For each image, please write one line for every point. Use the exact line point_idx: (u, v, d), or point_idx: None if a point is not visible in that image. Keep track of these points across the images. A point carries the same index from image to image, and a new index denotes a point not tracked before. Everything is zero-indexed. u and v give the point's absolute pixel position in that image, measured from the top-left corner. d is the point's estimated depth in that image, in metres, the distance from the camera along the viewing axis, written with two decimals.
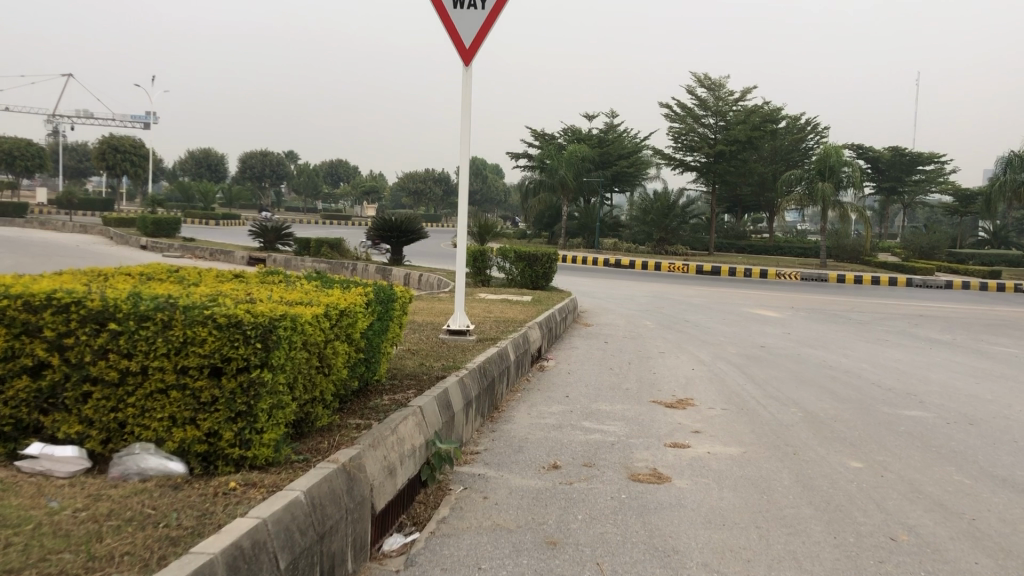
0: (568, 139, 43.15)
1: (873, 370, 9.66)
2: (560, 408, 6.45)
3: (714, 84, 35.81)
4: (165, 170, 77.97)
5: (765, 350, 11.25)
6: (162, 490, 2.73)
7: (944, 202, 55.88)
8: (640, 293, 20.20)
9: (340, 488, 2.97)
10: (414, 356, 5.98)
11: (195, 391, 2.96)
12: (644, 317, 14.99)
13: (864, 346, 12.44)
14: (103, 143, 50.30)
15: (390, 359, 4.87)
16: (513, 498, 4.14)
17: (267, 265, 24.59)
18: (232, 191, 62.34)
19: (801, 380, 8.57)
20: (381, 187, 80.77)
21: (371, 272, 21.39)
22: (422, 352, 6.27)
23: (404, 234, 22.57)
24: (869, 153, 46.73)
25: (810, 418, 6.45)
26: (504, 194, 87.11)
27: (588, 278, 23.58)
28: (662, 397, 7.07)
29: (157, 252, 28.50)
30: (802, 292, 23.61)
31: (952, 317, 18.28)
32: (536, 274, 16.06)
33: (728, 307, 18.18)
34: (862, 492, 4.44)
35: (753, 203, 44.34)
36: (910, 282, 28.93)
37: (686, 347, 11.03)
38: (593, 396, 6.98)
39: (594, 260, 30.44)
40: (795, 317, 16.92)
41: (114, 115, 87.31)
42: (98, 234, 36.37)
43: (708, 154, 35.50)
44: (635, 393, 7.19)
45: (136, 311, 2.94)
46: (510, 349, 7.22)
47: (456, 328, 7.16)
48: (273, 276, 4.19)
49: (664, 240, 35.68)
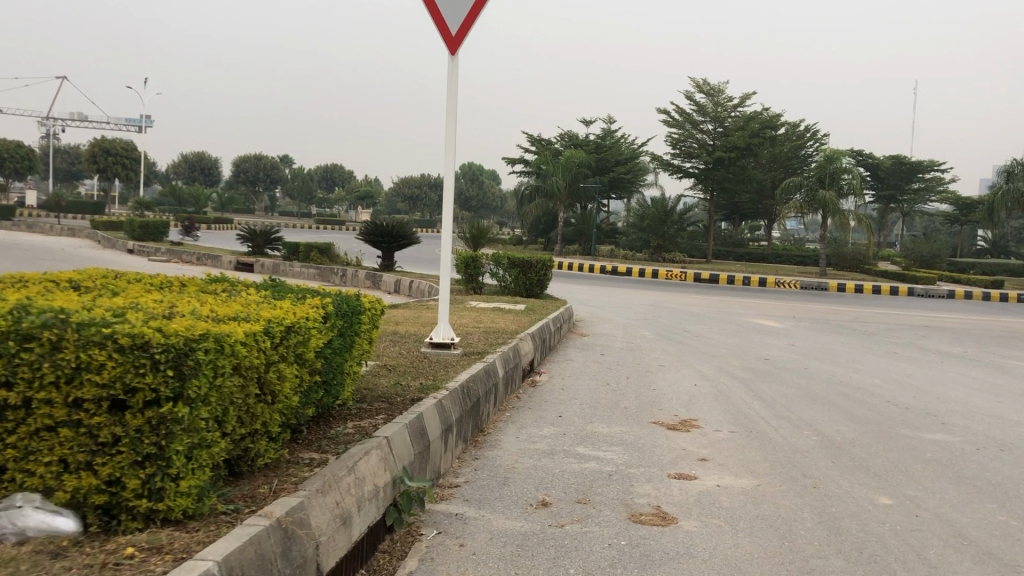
0: (564, 144, 42.65)
1: (886, 387, 9.08)
2: (551, 430, 5.85)
3: (712, 90, 35.34)
4: (158, 174, 77.41)
5: (770, 364, 10.66)
6: (35, 560, 2.13)
7: (942, 211, 55.48)
8: (637, 301, 19.64)
9: (272, 550, 2.39)
10: (390, 375, 5.37)
11: (92, 430, 2.37)
12: (642, 327, 14.41)
13: (872, 360, 11.86)
14: (94, 146, 49.64)
15: (357, 379, 4.28)
16: (494, 545, 3.55)
17: (255, 270, 23.98)
18: (226, 195, 61.67)
19: (811, 398, 7.98)
20: (377, 193, 80.24)
21: (361, 278, 20.80)
22: (399, 369, 5.67)
23: (396, 239, 21.93)
24: (868, 161, 46.32)
25: (827, 442, 5.86)
26: (500, 201, 86.62)
27: (583, 285, 23.00)
28: (663, 417, 6.48)
29: (144, 256, 27.88)
30: (802, 302, 23.07)
31: (959, 329, 17.73)
32: (530, 281, 15.50)
33: (728, 317, 17.60)
34: (898, 537, 3.85)
35: (751, 210, 43.87)
36: (911, 291, 28.43)
37: (686, 360, 10.45)
38: (587, 417, 6.38)
39: (591, 268, 29.86)
40: (798, 328, 16.33)
41: (109, 119, 86.73)
42: (86, 238, 35.74)
43: (706, 161, 34.95)
44: (634, 413, 6.59)
45: (16, 330, 2.34)
46: (498, 363, 6.62)
47: (440, 341, 6.54)
48: (215, 287, 3.60)
49: (661, 247, 35.27)
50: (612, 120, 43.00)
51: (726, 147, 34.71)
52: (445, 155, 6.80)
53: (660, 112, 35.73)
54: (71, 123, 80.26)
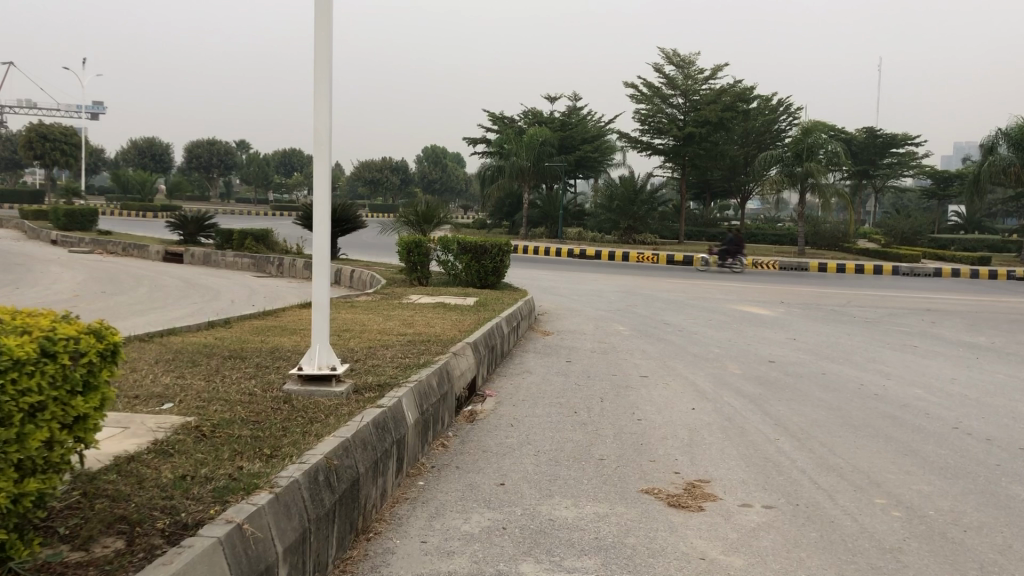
0: (528, 122, 40.53)
1: (938, 403, 6.93)
2: (483, 521, 3.60)
3: (683, 62, 33.04)
4: (107, 161, 74.04)
5: (778, 369, 8.48)
6: None
7: (915, 188, 54.04)
8: (606, 288, 17.44)
9: None
10: (190, 453, 3.06)
11: None
12: (616, 320, 12.27)
13: (898, 360, 9.68)
14: (30, 132, 46.14)
15: (26, 514, 1.99)
16: None
17: (185, 261, 21.48)
18: (176, 178, 58.54)
19: (856, 430, 5.79)
20: (336, 177, 77.45)
21: (299, 268, 18.45)
22: (222, 436, 3.33)
23: (338, 224, 19.37)
24: (841, 135, 44.81)
25: (921, 527, 3.72)
26: (465, 184, 84.29)
27: (547, 270, 20.82)
28: (658, 481, 4.27)
29: (67, 247, 25.25)
30: (784, 284, 21.01)
31: (968, 312, 15.78)
32: (484, 270, 13.25)
33: (711, 304, 15.53)
34: None
35: (721, 187, 42.04)
36: (896, 270, 26.56)
37: (674, 366, 8.31)
38: (544, 487, 4.12)
39: (558, 251, 27.71)
40: (791, 316, 14.26)
41: (60, 107, 83.12)
42: (14, 229, 32.98)
43: (676, 137, 32.69)
44: (616, 474, 4.36)
45: None
46: (408, 399, 4.34)
47: (313, 372, 4.22)
48: None
49: (631, 229, 33.13)
50: (577, 98, 41.03)
51: (697, 121, 32.45)
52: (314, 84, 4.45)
53: (628, 87, 33.54)
54: (16, 109, 76.53)
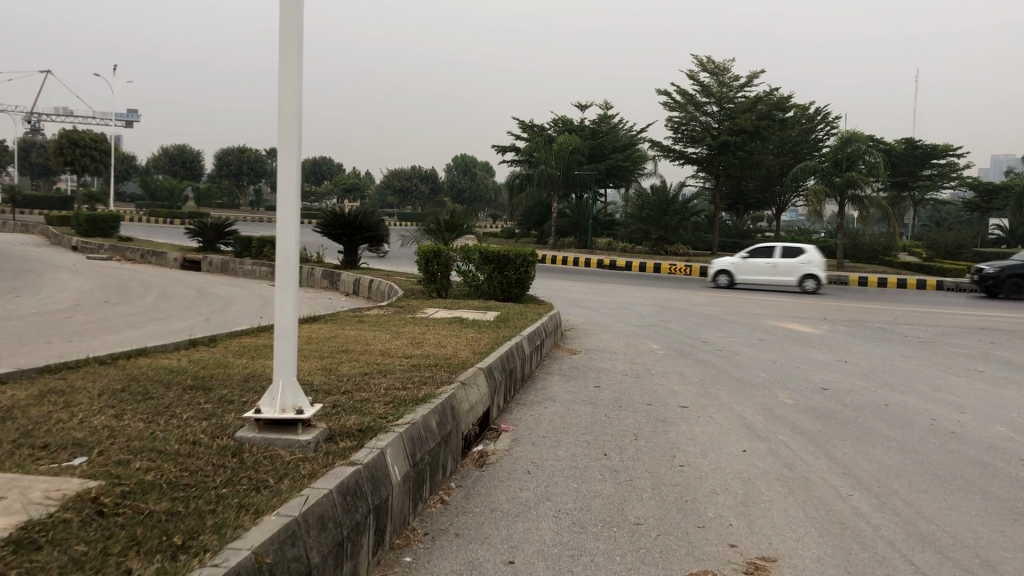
0: (558, 130, 39.65)
1: None
2: None
3: (717, 69, 31.96)
4: (139, 169, 74.19)
5: (834, 399, 7.46)
6: None
7: (956, 201, 52.18)
8: (637, 301, 16.43)
9: None
10: (63, 546, 2.18)
11: None
12: (649, 338, 11.32)
13: (967, 388, 8.59)
14: (61, 138, 46.00)
15: None
16: None
17: (202, 269, 20.75)
18: (205, 187, 58.24)
19: (944, 483, 4.77)
20: (365, 185, 76.95)
21: (317, 275, 17.60)
22: (128, 512, 2.46)
23: (358, 231, 18.54)
24: (880, 145, 43.45)
25: None
26: (493, 192, 83.36)
27: (576, 282, 19.83)
28: (709, 559, 3.34)
29: (86, 253, 24.70)
30: (826, 298, 19.85)
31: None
32: (507, 281, 12.37)
33: (751, 320, 14.46)
34: None
35: (756, 197, 40.86)
36: (941, 284, 25.23)
37: (715, 395, 7.33)
38: (562, 568, 3.20)
39: (588, 262, 26.74)
40: (837, 334, 13.16)
41: (96, 116, 83.55)
42: (39, 235, 32.63)
43: (710, 146, 31.63)
44: (658, 550, 3.43)
45: None
46: (395, 454, 3.41)
47: (275, 416, 3.37)
48: None
49: (663, 239, 32.07)
50: (608, 105, 40.11)
51: (732, 130, 31.35)
52: (281, 49, 3.52)
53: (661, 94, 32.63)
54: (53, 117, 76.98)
